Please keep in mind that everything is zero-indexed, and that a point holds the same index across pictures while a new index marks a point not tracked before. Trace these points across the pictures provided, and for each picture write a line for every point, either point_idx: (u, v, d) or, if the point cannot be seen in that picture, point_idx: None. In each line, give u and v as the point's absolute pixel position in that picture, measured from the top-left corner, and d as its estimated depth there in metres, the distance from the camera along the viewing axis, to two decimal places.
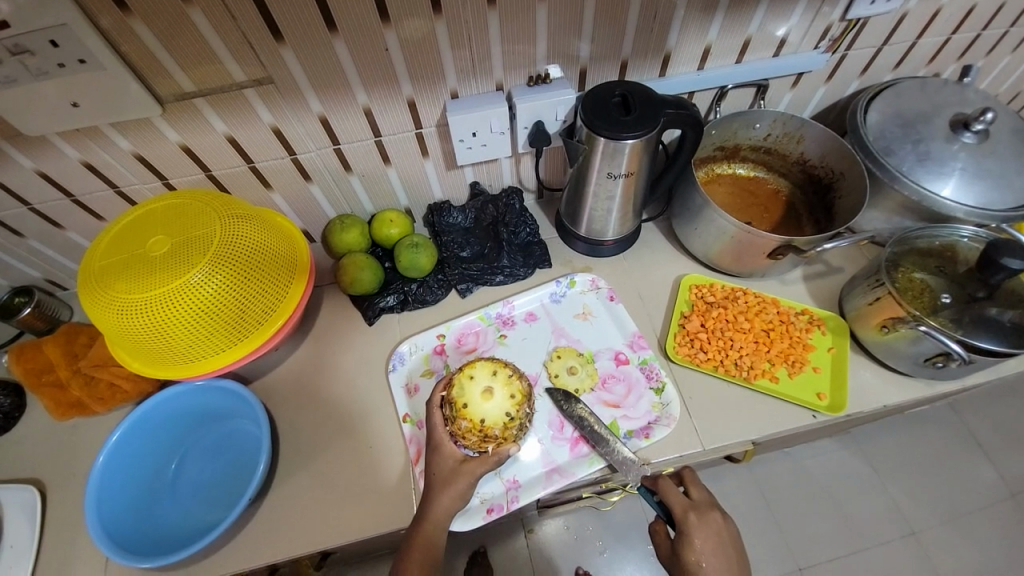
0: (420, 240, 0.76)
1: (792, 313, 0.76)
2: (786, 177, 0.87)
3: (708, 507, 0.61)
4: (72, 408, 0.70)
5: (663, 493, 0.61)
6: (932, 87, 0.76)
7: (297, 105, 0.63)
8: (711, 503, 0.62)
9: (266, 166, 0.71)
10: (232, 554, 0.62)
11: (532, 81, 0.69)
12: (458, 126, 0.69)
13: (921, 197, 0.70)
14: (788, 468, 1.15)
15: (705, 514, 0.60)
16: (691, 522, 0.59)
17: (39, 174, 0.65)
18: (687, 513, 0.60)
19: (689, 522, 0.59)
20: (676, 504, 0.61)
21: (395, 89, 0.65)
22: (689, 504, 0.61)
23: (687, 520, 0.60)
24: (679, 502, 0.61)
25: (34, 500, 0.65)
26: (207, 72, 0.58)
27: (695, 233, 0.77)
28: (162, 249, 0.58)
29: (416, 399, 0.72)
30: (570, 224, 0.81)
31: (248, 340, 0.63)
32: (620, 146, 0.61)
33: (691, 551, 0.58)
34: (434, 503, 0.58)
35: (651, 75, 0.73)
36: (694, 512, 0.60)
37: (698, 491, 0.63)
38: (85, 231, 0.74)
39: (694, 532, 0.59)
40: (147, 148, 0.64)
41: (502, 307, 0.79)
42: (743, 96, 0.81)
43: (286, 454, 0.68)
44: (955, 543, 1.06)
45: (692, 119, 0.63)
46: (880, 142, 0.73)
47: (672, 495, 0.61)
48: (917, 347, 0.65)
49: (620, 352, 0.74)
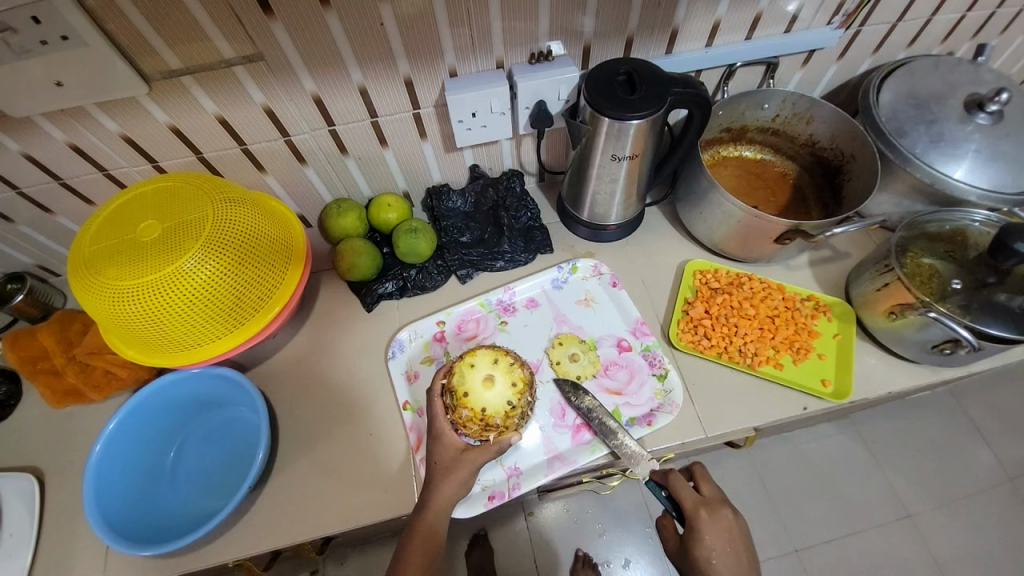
0: (418, 224, 0.74)
1: (798, 299, 0.75)
2: (794, 159, 0.84)
3: (719, 504, 0.60)
4: (69, 396, 0.70)
5: (674, 488, 0.61)
6: (946, 65, 0.74)
7: (290, 84, 0.61)
8: (722, 500, 0.60)
9: (258, 148, 0.68)
10: (233, 541, 0.62)
11: (535, 59, 0.66)
12: (458, 106, 0.66)
13: (934, 179, 0.68)
14: (787, 452, 1.15)
15: (716, 511, 0.59)
16: (701, 518, 0.59)
17: (25, 157, 0.62)
18: (698, 508, 0.59)
19: (700, 518, 0.59)
20: (686, 499, 0.60)
21: (391, 67, 0.62)
22: (699, 500, 0.60)
23: (698, 516, 0.59)
24: (690, 498, 0.60)
25: (31, 487, 0.65)
26: (195, 49, 0.55)
27: (700, 217, 0.75)
28: (153, 233, 0.56)
29: (416, 386, 0.71)
30: (572, 208, 0.79)
31: (244, 327, 0.62)
32: (625, 126, 0.59)
33: (700, 547, 0.57)
34: (435, 492, 0.57)
35: (658, 52, 0.70)
36: (704, 508, 0.59)
37: (709, 487, 0.62)
38: (76, 215, 0.73)
39: (704, 528, 0.58)
40: (135, 130, 0.62)
41: (502, 293, 0.78)
42: (752, 74, 0.78)
43: (285, 442, 0.68)
44: (952, 527, 1.06)
45: (700, 98, 0.61)
46: (893, 123, 0.71)
47: (683, 489, 0.61)
48: (925, 334, 0.64)
49: (622, 339, 0.73)
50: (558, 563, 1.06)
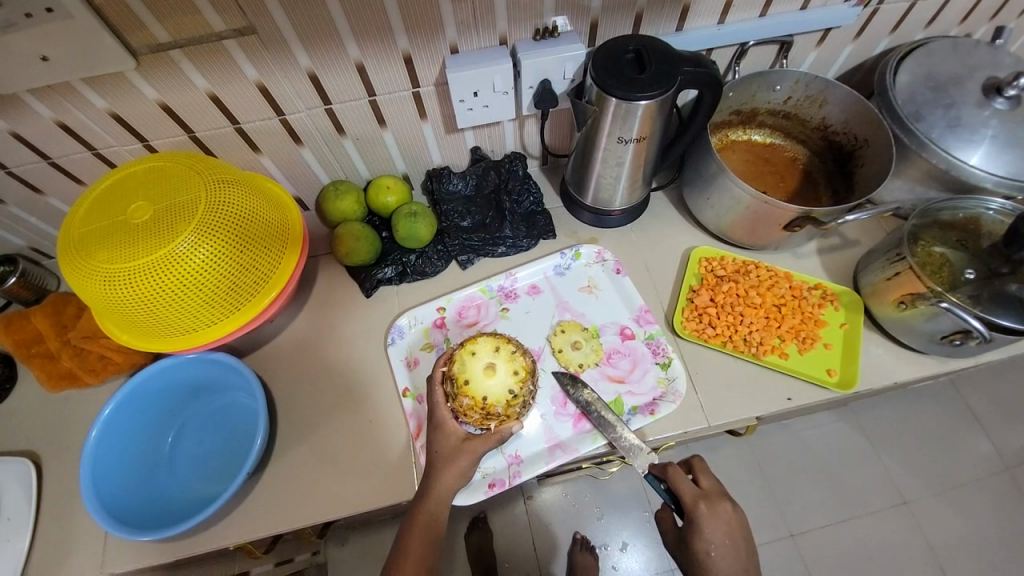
0: (418, 208, 0.72)
1: (805, 287, 0.74)
2: (805, 144, 0.82)
3: (719, 496, 0.59)
4: (64, 379, 0.69)
5: (672, 482, 0.60)
6: (965, 46, 0.71)
7: (283, 59, 0.58)
8: (721, 492, 0.59)
9: (252, 127, 0.66)
10: (233, 526, 0.62)
11: (539, 35, 0.63)
12: (458, 85, 0.64)
13: (949, 165, 0.66)
14: (787, 440, 1.15)
15: (715, 504, 0.58)
16: (701, 511, 0.58)
17: (12, 136, 0.60)
18: (697, 502, 0.58)
19: (699, 511, 0.58)
20: (686, 493, 0.59)
21: (389, 43, 0.60)
22: (699, 493, 0.59)
23: (697, 509, 0.58)
24: (689, 491, 0.59)
25: (29, 472, 0.65)
26: (183, 21, 0.52)
27: (707, 203, 0.73)
28: (143, 216, 0.55)
29: (416, 373, 0.70)
30: (576, 193, 0.78)
31: (240, 313, 0.61)
32: (632, 107, 0.56)
33: (701, 540, 0.57)
34: (435, 481, 0.57)
35: (668, 28, 0.67)
36: (704, 501, 0.58)
37: (708, 480, 0.61)
38: (66, 196, 0.71)
39: (704, 522, 0.57)
40: (125, 107, 0.60)
41: (504, 279, 0.76)
42: (764, 54, 0.76)
43: (283, 427, 0.67)
44: (946, 514, 1.07)
45: (711, 78, 0.58)
46: (910, 106, 0.68)
47: (681, 483, 0.59)
48: (934, 324, 0.62)
49: (626, 327, 0.72)
50: (556, 545, 1.07)
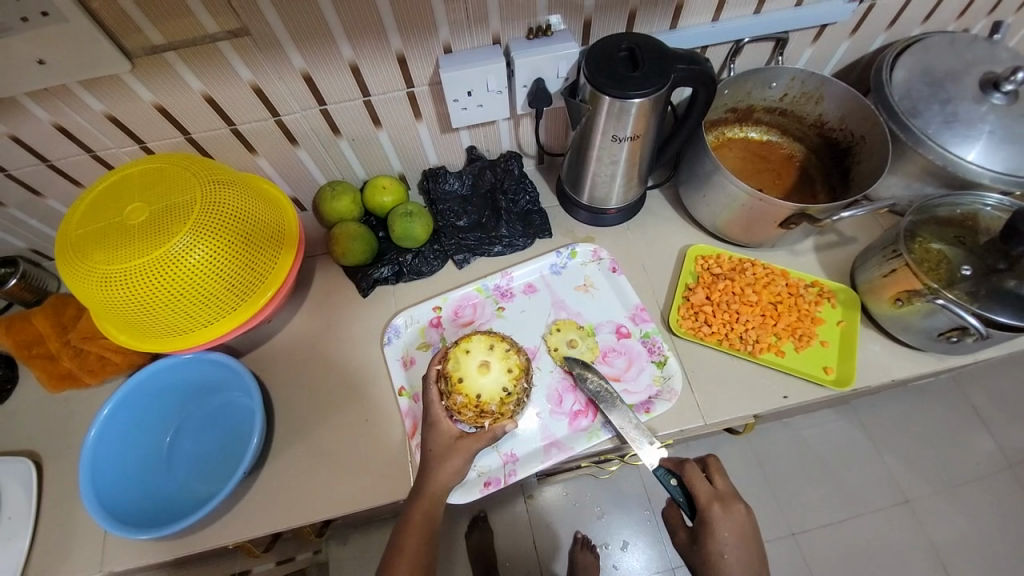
0: (414, 208, 0.72)
1: (801, 285, 0.73)
2: (801, 140, 0.82)
3: (733, 497, 0.59)
4: (65, 380, 0.70)
5: (688, 479, 0.60)
6: (963, 41, 0.71)
7: (278, 60, 0.59)
8: (735, 494, 0.59)
9: (248, 129, 0.66)
10: (231, 525, 0.62)
11: (532, 34, 0.64)
12: (453, 85, 0.64)
13: (946, 161, 0.66)
14: (787, 438, 1.15)
15: (729, 505, 0.58)
16: (715, 512, 0.58)
17: (12, 139, 0.61)
18: (711, 502, 0.58)
19: (712, 512, 0.58)
20: (701, 493, 0.59)
21: (383, 44, 0.60)
22: (714, 494, 0.59)
23: (711, 510, 0.58)
24: (704, 491, 0.59)
25: (29, 472, 0.65)
26: (177, 24, 0.53)
27: (703, 201, 0.73)
28: (139, 216, 0.55)
29: (412, 371, 0.70)
30: (571, 191, 0.77)
31: (238, 312, 0.61)
32: (625, 105, 0.56)
33: (714, 541, 0.57)
34: (433, 478, 0.57)
35: (662, 27, 0.67)
36: (718, 502, 0.58)
37: (722, 480, 0.61)
38: (65, 198, 0.71)
39: (716, 523, 0.57)
40: (121, 109, 0.60)
41: (500, 279, 0.76)
42: (760, 51, 0.75)
43: (280, 427, 0.68)
44: (951, 513, 1.07)
45: (706, 76, 0.58)
46: (906, 102, 0.68)
47: (698, 482, 0.59)
48: (931, 321, 0.62)
49: (621, 325, 0.72)
50: (557, 544, 1.07)
